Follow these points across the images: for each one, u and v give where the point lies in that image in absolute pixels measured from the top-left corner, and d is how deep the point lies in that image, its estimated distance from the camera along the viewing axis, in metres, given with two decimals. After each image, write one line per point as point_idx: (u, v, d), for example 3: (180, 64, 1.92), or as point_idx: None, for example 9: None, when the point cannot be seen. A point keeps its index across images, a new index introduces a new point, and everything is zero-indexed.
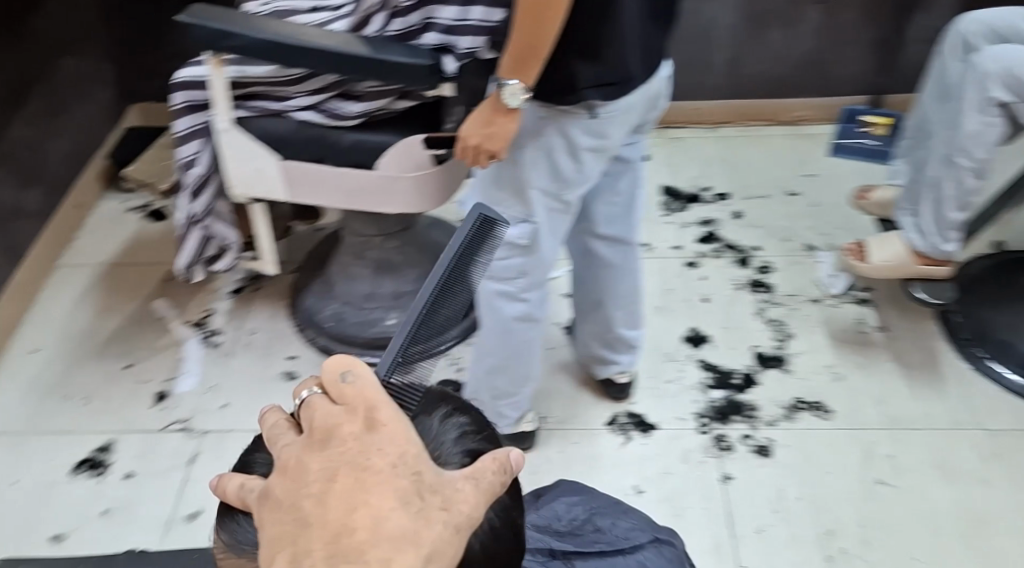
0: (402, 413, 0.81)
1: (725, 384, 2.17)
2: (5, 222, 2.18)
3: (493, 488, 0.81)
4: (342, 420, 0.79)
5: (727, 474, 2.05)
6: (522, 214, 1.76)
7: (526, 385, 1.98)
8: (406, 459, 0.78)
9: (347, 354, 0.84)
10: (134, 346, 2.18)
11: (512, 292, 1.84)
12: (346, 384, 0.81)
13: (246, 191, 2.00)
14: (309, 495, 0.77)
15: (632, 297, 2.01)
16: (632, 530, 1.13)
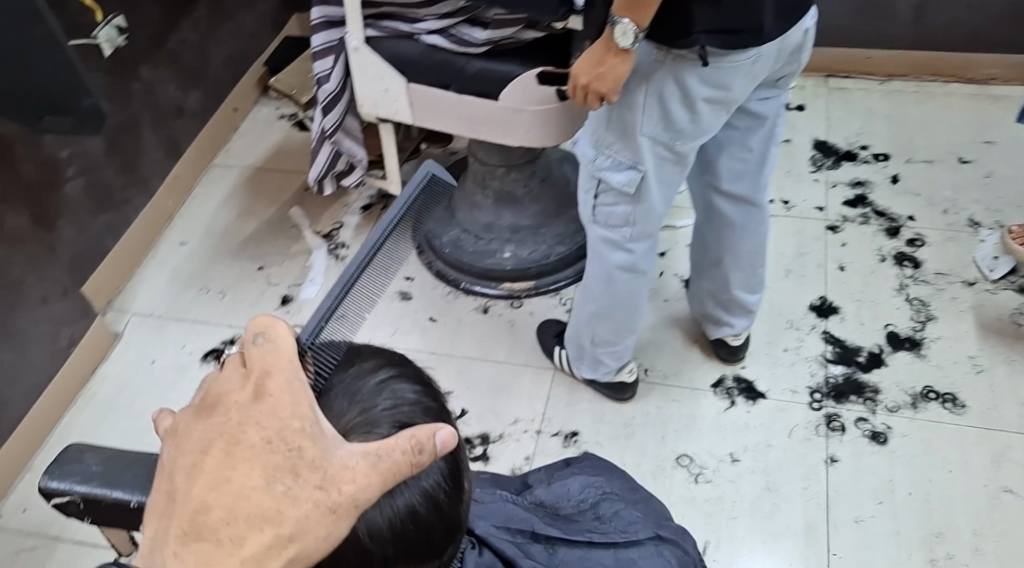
0: (299, 383, 0.79)
1: (848, 361, 2.07)
2: (167, 120, 2.34)
3: (396, 469, 0.77)
4: (229, 387, 0.78)
5: (833, 456, 1.94)
6: (631, 161, 1.57)
7: (627, 338, 1.89)
8: (286, 434, 0.77)
9: (278, 318, 0.81)
10: (270, 249, 2.30)
11: (616, 242, 1.69)
12: (253, 349, 0.80)
13: (374, 109, 2.03)
14: (187, 461, 0.77)
15: (753, 259, 1.88)
16: (632, 525, 1.11)
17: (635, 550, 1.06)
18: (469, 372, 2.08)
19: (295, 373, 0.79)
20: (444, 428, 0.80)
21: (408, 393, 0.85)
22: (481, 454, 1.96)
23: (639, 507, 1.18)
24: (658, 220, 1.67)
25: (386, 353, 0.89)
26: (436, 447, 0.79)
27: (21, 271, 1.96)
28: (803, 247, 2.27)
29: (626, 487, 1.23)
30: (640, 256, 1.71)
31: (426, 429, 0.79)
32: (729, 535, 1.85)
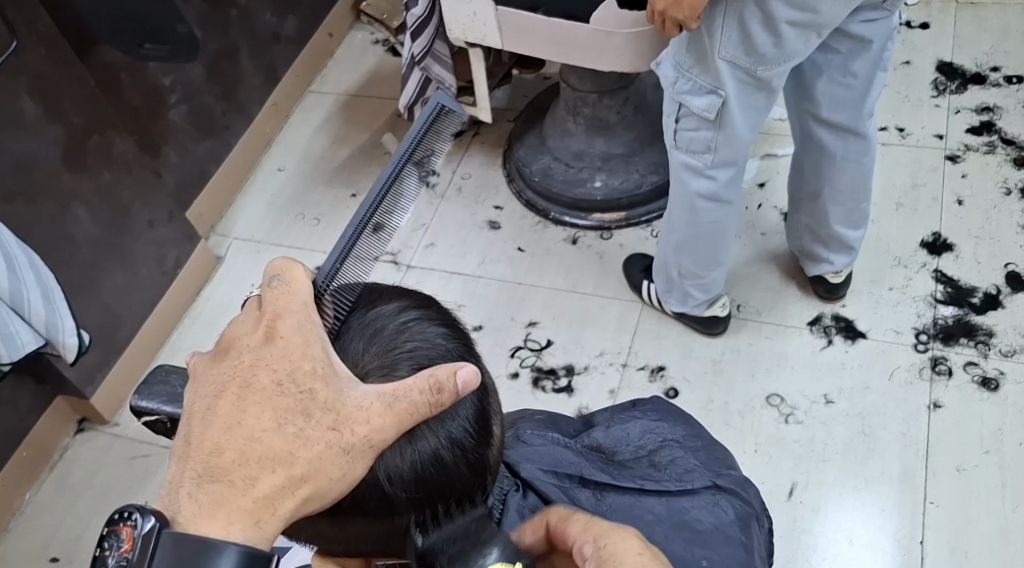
0: (308, 327, 0.90)
1: (960, 301, 1.94)
2: (265, 47, 2.34)
3: (411, 409, 0.87)
4: (243, 333, 0.90)
5: (936, 402, 1.83)
6: (711, 85, 1.48)
7: (715, 271, 1.82)
8: (296, 375, 0.87)
9: (296, 260, 0.95)
10: (363, 177, 2.31)
11: (698, 168, 1.61)
12: (269, 292, 0.92)
13: (463, 35, 1.97)
14: (203, 403, 0.88)
15: (855, 193, 1.76)
16: (690, 474, 1.17)
17: (685, 501, 1.13)
18: (556, 303, 2.05)
19: (306, 315, 0.90)
20: (467, 366, 0.88)
21: (432, 333, 0.98)
22: (566, 385, 1.94)
23: (706, 452, 1.23)
24: (742, 147, 1.57)
25: (409, 293, 1.01)
26: (458, 385, 0.87)
27: (128, 196, 1.98)
28: (918, 178, 2.12)
29: (697, 432, 1.27)
30: (723, 183, 1.63)
31: (447, 368, 0.88)
32: (819, 478, 1.78)
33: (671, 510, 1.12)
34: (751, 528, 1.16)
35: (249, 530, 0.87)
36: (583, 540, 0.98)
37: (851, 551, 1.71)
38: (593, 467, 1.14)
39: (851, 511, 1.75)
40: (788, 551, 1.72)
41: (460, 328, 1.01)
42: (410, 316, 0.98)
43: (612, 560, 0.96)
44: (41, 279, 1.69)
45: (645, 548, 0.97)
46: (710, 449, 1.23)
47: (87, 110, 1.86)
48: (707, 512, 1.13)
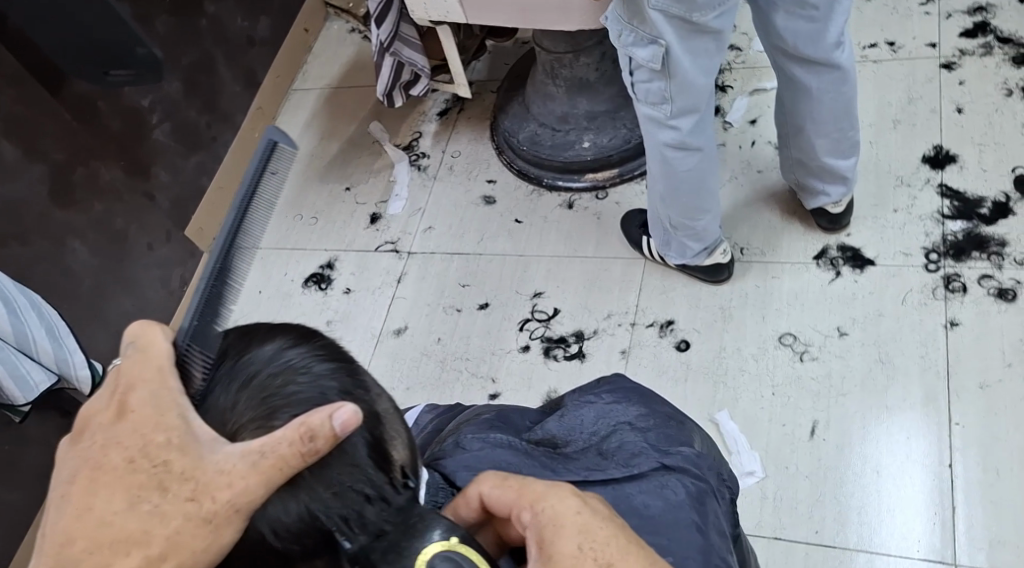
0: (161, 396, 0.83)
1: (969, 214, 1.88)
2: (240, 52, 2.35)
3: (279, 463, 0.80)
4: (95, 409, 0.84)
5: (953, 320, 1.78)
6: (651, 35, 1.48)
7: (704, 218, 1.81)
8: (150, 449, 0.82)
9: (153, 321, 0.86)
10: (354, 169, 2.33)
11: (660, 119, 1.61)
12: (124, 361, 0.85)
13: (425, 13, 1.93)
14: (57, 490, 0.82)
15: (838, 122, 1.72)
16: (639, 455, 1.02)
17: (633, 486, 1.00)
18: (560, 271, 2.03)
19: (160, 384, 0.84)
20: (344, 406, 0.80)
21: (318, 370, 0.86)
22: (577, 351, 1.92)
23: (663, 427, 1.08)
24: (699, 93, 1.56)
25: (288, 326, 0.90)
26: (335, 428, 0.80)
27: (122, 223, 2.02)
28: (913, 92, 2.05)
29: (659, 407, 1.11)
30: (689, 131, 1.63)
31: (323, 413, 0.80)
32: (840, 412, 1.75)
33: (617, 497, 0.99)
34: (710, 509, 1.02)
35: None
36: (521, 507, 0.92)
37: (880, 481, 1.68)
38: (536, 462, 1.01)
39: (877, 441, 1.71)
40: (817, 490, 1.69)
41: (351, 356, 0.89)
42: (290, 357, 0.86)
43: (555, 521, 0.90)
44: (45, 317, 1.64)
45: (583, 506, 0.91)
46: (667, 423, 1.08)
47: (67, 145, 1.90)
48: (655, 497, 0.99)
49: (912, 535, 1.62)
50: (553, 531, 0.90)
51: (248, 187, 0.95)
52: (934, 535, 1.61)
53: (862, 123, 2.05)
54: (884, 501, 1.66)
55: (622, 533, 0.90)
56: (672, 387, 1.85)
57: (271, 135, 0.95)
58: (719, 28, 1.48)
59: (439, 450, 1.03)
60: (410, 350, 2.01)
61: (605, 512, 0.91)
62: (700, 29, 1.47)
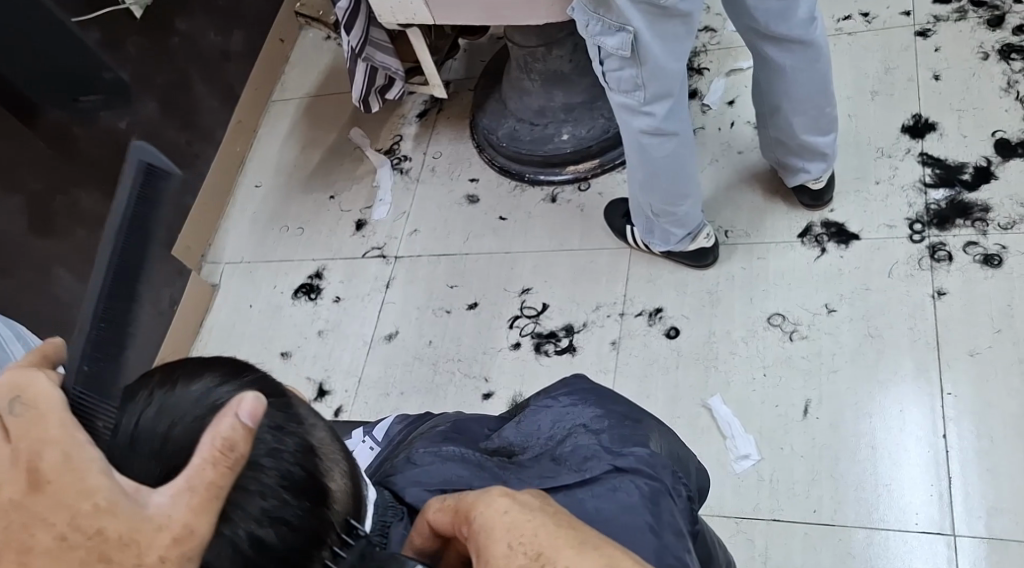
0: (71, 453, 0.82)
1: (951, 181, 1.86)
2: (215, 67, 2.36)
3: (209, 491, 0.82)
4: (2, 485, 0.81)
5: (940, 289, 1.78)
6: (619, 23, 1.47)
7: (684, 203, 1.80)
8: (77, 519, 0.80)
9: (27, 371, 0.86)
10: (336, 177, 2.33)
11: (634, 106, 1.60)
12: (15, 425, 0.83)
13: (393, 16, 1.92)
14: None
15: (814, 99, 1.71)
16: (591, 459, 1.03)
17: (583, 490, 1.00)
18: (547, 265, 2.03)
19: (69, 441, 0.82)
20: (246, 400, 0.84)
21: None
22: (568, 345, 1.93)
23: (619, 428, 1.08)
24: (672, 77, 1.56)
25: (215, 363, 0.95)
26: (245, 423, 0.83)
27: None
28: (889, 61, 2.04)
29: (615, 406, 1.11)
30: (664, 117, 1.62)
31: (227, 417, 0.83)
32: (832, 389, 1.75)
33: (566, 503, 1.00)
34: (667, 509, 1.01)
35: None
36: (458, 522, 0.94)
37: (876, 457, 1.67)
38: (487, 472, 1.04)
39: (872, 416, 1.71)
40: (813, 469, 1.69)
41: (281, 389, 0.94)
42: (221, 396, 0.91)
43: (485, 529, 0.91)
44: (30, 347, 1.58)
45: (511, 505, 0.91)
46: (623, 423, 1.08)
47: (45, 173, 1.92)
48: (608, 500, 0.99)
49: (910, 508, 1.62)
50: (483, 537, 0.90)
51: (116, 226, 0.97)
52: (932, 507, 1.61)
53: (840, 97, 2.04)
54: (882, 476, 1.65)
55: (553, 522, 0.90)
56: (664, 375, 1.84)
57: (135, 156, 0.98)
58: (688, 11, 1.47)
59: (391, 467, 1.07)
60: (402, 354, 2.02)
61: (535, 505, 0.91)
62: (669, 13, 1.46)
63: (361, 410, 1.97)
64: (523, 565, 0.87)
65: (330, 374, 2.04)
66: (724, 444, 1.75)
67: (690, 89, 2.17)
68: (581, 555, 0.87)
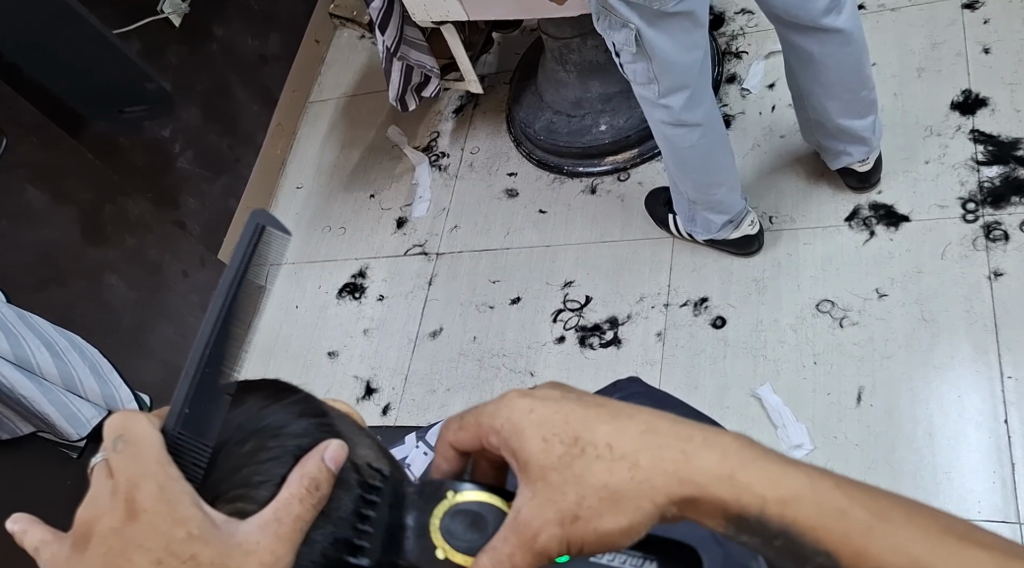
0: (167, 485, 0.79)
1: (1005, 158, 1.80)
2: (252, 70, 2.37)
3: (296, 525, 0.80)
4: (101, 514, 0.79)
5: (997, 270, 1.72)
6: (622, 20, 1.47)
7: (717, 191, 1.76)
8: (174, 546, 0.78)
9: (132, 411, 0.83)
10: (376, 176, 2.33)
11: (652, 99, 1.59)
12: (116, 459, 0.80)
13: (426, 14, 1.91)
14: None
15: (846, 83, 1.67)
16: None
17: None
18: (588, 259, 2.01)
19: (164, 476, 0.79)
20: (332, 444, 0.82)
21: (294, 428, 0.87)
22: (612, 338, 1.90)
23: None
24: (685, 71, 1.54)
25: (258, 386, 0.90)
26: (328, 465, 0.82)
27: (156, 253, 2.07)
28: (936, 36, 1.97)
29: None
30: (681, 109, 1.60)
31: (313, 455, 0.82)
32: (886, 375, 1.71)
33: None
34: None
35: None
36: (486, 431, 0.94)
37: (934, 444, 1.63)
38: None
39: (930, 403, 1.66)
40: (869, 457, 1.65)
41: (324, 409, 0.90)
42: (266, 422, 0.86)
43: (513, 429, 0.92)
44: (87, 355, 1.59)
45: (534, 403, 0.92)
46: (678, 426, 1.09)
47: (93, 185, 1.94)
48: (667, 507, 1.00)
49: (972, 496, 1.57)
50: (515, 438, 0.91)
51: (235, 277, 0.84)
52: (995, 494, 1.56)
53: (885, 76, 1.97)
54: (943, 462, 1.61)
55: (578, 405, 0.92)
56: (712, 365, 1.81)
57: (257, 219, 0.84)
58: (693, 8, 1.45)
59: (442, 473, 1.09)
60: (446, 352, 2.01)
61: (556, 395, 0.93)
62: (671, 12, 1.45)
63: (409, 408, 1.96)
64: (565, 453, 0.90)
65: (376, 372, 2.04)
66: (775, 433, 1.71)
67: (728, 73, 2.12)
68: (617, 428, 0.90)
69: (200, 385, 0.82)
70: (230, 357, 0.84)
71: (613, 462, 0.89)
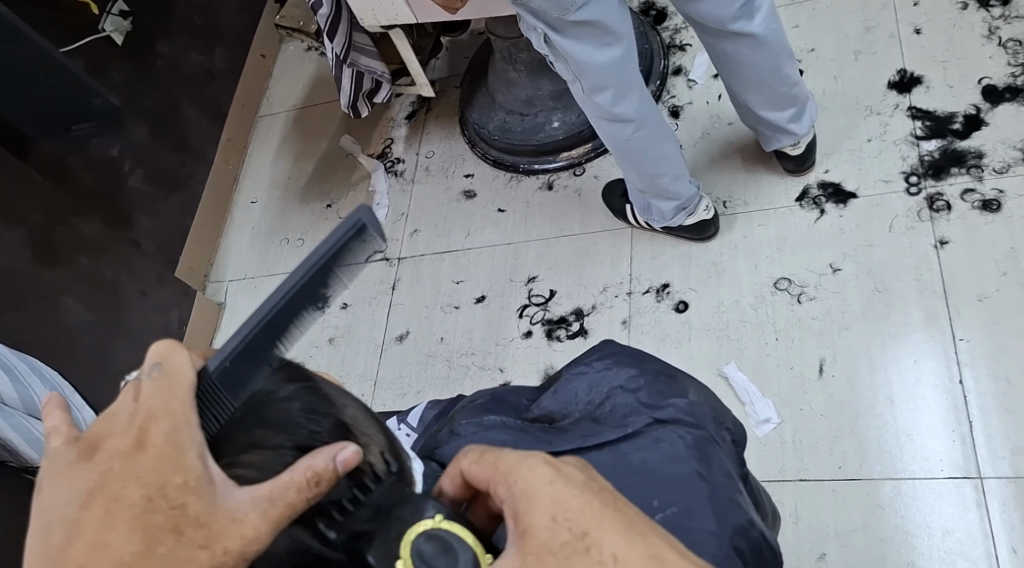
0: (181, 432, 0.81)
1: (942, 132, 1.88)
2: (200, 87, 2.37)
3: (287, 510, 0.81)
4: (112, 433, 0.81)
5: (942, 239, 1.79)
6: (532, 24, 1.56)
7: (661, 181, 1.82)
8: (167, 490, 0.79)
9: (179, 341, 0.85)
10: (332, 185, 2.33)
11: (582, 96, 1.66)
12: (147, 384, 0.83)
13: (375, 19, 1.94)
14: (68, 512, 0.79)
15: (767, 80, 1.74)
16: (631, 414, 1.03)
17: (628, 444, 1.00)
18: (550, 252, 2.04)
19: (183, 419, 0.81)
20: (345, 447, 0.83)
21: (286, 391, 0.88)
22: (579, 329, 1.94)
23: (655, 384, 1.05)
24: (605, 71, 1.60)
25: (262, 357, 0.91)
26: (337, 467, 0.82)
27: (111, 273, 2.05)
28: (870, 20, 2.05)
29: (651, 363, 1.08)
30: (609, 106, 1.66)
31: (324, 455, 0.82)
32: (845, 346, 1.77)
33: (614, 459, 0.99)
34: (713, 455, 1.00)
35: None
36: (496, 482, 0.91)
37: (895, 409, 1.70)
38: (529, 439, 1.02)
39: (888, 370, 1.73)
40: (834, 427, 1.72)
41: (311, 373, 0.91)
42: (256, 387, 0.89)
43: (527, 495, 0.89)
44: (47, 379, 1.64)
45: (557, 477, 0.89)
46: (658, 379, 1.05)
47: (40, 206, 1.93)
48: (651, 451, 0.99)
49: (933, 455, 1.65)
50: (525, 503, 0.88)
51: (316, 261, 0.89)
52: (955, 451, 1.64)
53: (824, 60, 2.04)
54: (903, 425, 1.69)
55: (598, 497, 0.88)
56: (678, 349, 1.86)
57: (361, 215, 0.90)
58: (602, 17, 1.52)
59: (435, 439, 1.05)
60: (415, 353, 2.03)
61: (581, 481, 0.89)
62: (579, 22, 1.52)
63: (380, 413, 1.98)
64: (568, 542, 0.86)
65: (345, 380, 2.06)
66: (743, 410, 1.78)
67: (674, 66, 2.18)
68: (626, 544, 0.86)
69: (244, 346, 0.87)
70: (280, 326, 0.89)
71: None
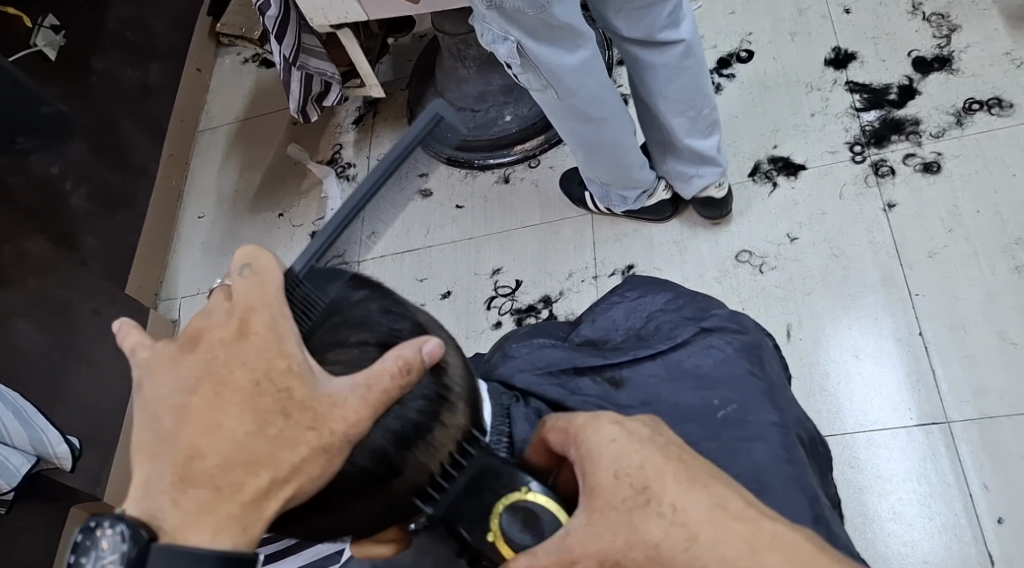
0: (278, 321, 0.95)
1: (880, 103, 1.98)
2: (137, 103, 2.32)
3: (383, 395, 0.94)
4: (214, 325, 0.96)
5: (890, 202, 1.89)
6: (503, 32, 1.56)
7: (630, 172, 1.85)
8: (273, 375, 0.94)
9: (261, 246, 1.00)
10: (283, 195, 2.31)
11: (551, 102, 1.68)
12: (241, 281, 0.97)
13: (325, 19, 1.93)
14: (179, 398, 0.94)
15: (694, 100, 1.75)
16: (677, 326, 1.20)
17: (679, 352, 1.15)
18: (513, 244, 2.06)
19: (278, 310, 0.96)
20: (428, 340, 0.96)
21: (358, 296, 1.06)
22: (548, 316, 1.97)
23: (693, 304, 1.24)
24: (576, 74, 1.63)
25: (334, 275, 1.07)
26: (424, 357, 0.96)
27: (63, 293, 1.98)
28: (801, 3, 2.14)
29: (681, 288, 1.27)
30: (580, 107, 1.69)
31: (413, 347, 0.96)
32: (809, 309, 1.84)
33: (667, 366, 1.15)
34: (761, 356, 1.16)
35: (236, 535, 0.93)
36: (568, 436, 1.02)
37: (861, 362, 1.78)
38: (585, 354, 1.19)
39: (852, 333, 1.80)
40: (808, 387, 1.79)
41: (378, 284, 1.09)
42: (332, 292, 1.05)
43: (593, 452, 1.00)
44: (9, 402, 1.67)
45: (619, 431, 1.00)
46: (696, 299, 1.23)
47: None
48: (703, 356, 1.14)
49: (902, 406, 1.73)
50: (590, 460, 1.00)
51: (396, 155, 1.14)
52: (916, 402, 1.72)
53: (762, 42, 2.13)
54: (871, 380, 1.76)
55: (660, 454, 0.99)
56: None
57: (431, 114, 1.17)
58: (574, 18, 1.54)
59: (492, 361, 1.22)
60: None
61: (645, 436, 1.00)
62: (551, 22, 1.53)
63: None
64: (630, 495, 0.98)
65: None
66: None
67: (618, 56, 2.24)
68: (690, 494, 0.97)
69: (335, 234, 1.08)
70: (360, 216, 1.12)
71: (673, 524, 0.96)
